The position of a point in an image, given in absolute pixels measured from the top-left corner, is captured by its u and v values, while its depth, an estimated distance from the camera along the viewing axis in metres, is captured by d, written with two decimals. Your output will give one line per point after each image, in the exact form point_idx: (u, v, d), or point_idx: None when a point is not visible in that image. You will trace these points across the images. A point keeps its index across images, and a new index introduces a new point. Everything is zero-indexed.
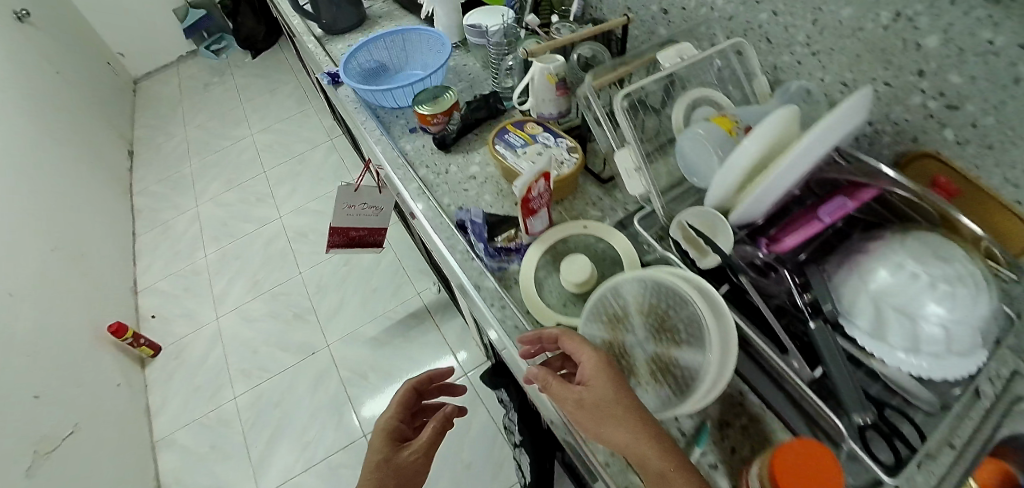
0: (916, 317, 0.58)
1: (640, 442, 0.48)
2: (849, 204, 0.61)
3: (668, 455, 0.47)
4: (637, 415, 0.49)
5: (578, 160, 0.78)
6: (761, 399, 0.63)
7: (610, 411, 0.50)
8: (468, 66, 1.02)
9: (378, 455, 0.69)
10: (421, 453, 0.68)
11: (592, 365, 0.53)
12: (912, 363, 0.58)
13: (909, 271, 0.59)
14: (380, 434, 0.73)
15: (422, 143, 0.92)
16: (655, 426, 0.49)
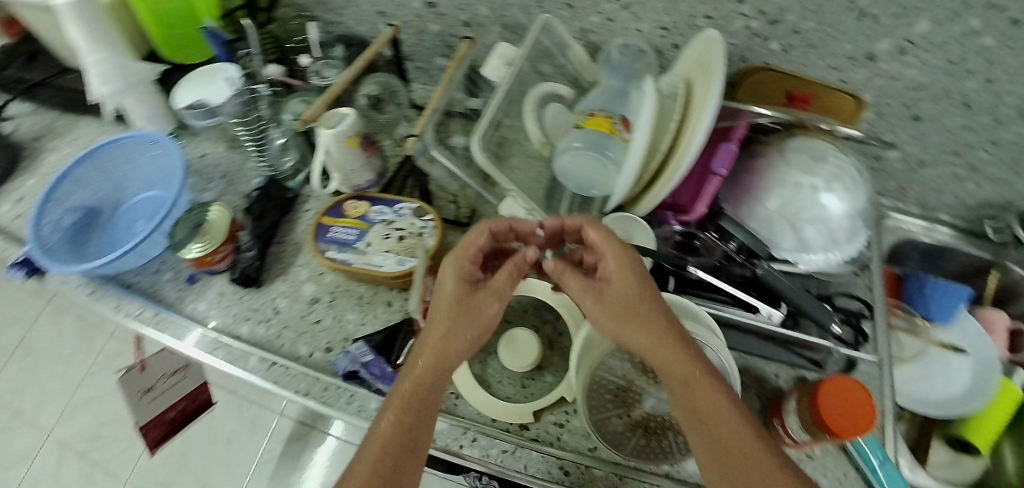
0: (826, 220, 0.61)
1: (664, 342, 0.44)
2: (733, 147, 0.60)
3: (696, 361, 0.43)
4: (664, 317, 0.45)
5: (435, 220, 0.63)
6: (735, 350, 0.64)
7: (623, 310, 0.46)
8: (210, 155, 0.75)
9: (440, 321, 0.47)
10: (484, 304, 0.48)
11: (614, 252, 0.49)
12: (833, 258, 0.63)
13: (806, 183, 0.61)
14: (447, 267, 0.51)
15: (215, 293, 0.66)
16: (683, 333, 0.45)
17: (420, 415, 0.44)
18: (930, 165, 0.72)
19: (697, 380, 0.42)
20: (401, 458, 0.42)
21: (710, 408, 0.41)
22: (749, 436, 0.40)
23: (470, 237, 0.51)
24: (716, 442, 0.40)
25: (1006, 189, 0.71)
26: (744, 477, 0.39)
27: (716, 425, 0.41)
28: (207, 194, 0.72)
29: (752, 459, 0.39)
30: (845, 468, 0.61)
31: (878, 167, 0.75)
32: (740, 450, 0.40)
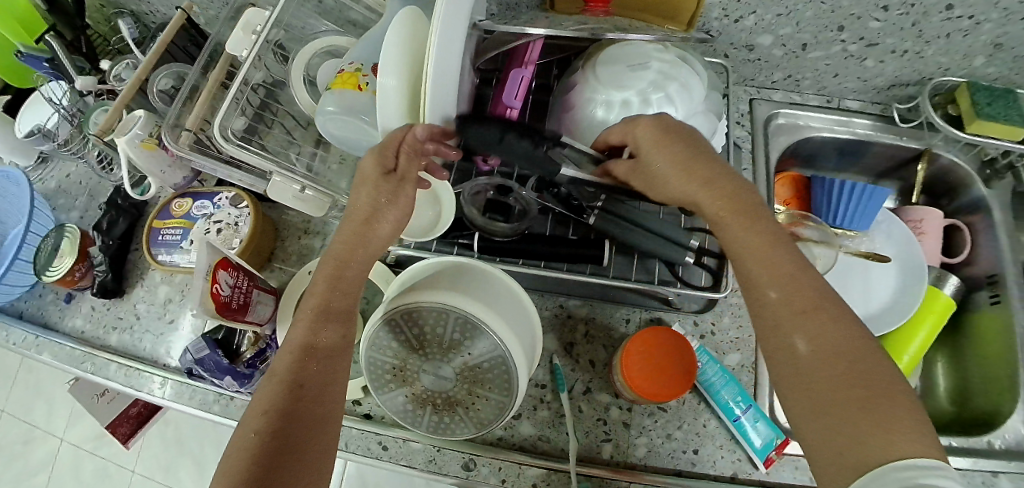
0: None
1: (695, 193, 0.45)
2: (526, 72, 0.52)
3: (722, 200, 0.44)
4: (692, 163, 0.44)
5: (252, 208, 0.63)
6: (579, 299, 0.58)
7: (667, 166, 0.45)
8: (73, 173, 0.75)
9: (344, 232, 0.49)
10: (400, 201, 0.50)
11: (647, 131, 0.46)
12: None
13: (619, 101, 0.51)
14: (370, 165, 0.48)
15: (88, 307, 0.69)
16: (712, 172, 0.45)
17: (332, 334, 0.46)
18: (814, 46, 0.60)
19: (737, 213, 0.44)
20: (316, 369, 0.44)
21: (750, 236, 0.43)
22: (779, 255, 0.43)
23: (396, 133, 0.47)
24: (755, 267, 0.43)
25: (914, 61, 0.60)
26: (783, 281, 0.42)
27: (754, 252, 0.43)
28: (74, 212, 0.73)
29: (785, 276, 0.42)
30: (705, 419, 0.54)
31: (760, 61, 0.64)
32: (771, 270, 0.42)
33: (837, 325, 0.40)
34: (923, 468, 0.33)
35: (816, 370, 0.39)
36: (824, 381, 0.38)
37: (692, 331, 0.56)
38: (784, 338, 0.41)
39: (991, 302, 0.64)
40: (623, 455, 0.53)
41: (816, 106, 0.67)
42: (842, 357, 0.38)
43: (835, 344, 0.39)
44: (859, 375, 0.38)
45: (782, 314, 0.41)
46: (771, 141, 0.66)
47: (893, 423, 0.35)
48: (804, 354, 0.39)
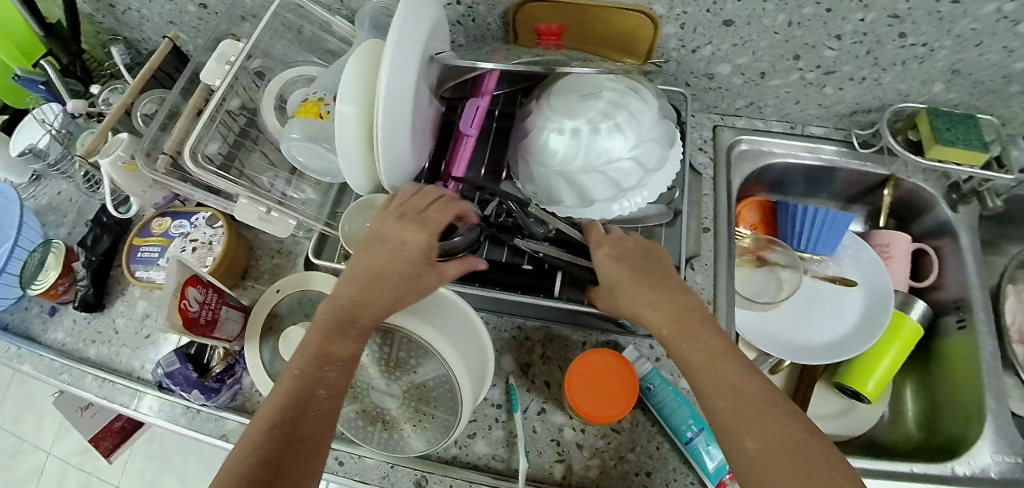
0: (601, 166, 0.51)
1: (646, 308, 0.46)
2: (482, 102, 0.53)
3: (672, 318, 0.45)
4: (648, 282, 0.47)
5: (224, 227, 0.64)
6: (536, 319, 0.57)
7: (618, 276, 0.48)
8: (64, 191, 0.78)
9: (352, 289, 0.48)
10: (417, 291, 0.48)
11: (606, 249, 0.49)
12: (640, 200, 0.54)
13: (569, 129, 0.51)
14: (411, 235, 0.49)
15: (70, 320, 0.71)
16: (665, 290, 0.47)
17: (347, 349, 0.45)
18: (772, 75, 0.60)
19: (677, 328, 0.44)
20: (316, 406, 0.43)
21: (696, 349, 0.43)
22: (727, 366, 0.42)
23: (436, 210, 0.50)
24: (699, 377, 0.42)
25: (873, 88, 0.60)
26: (725, 385, 0.41)
27: (699, 360, 0.42)
28: (62, 229, 0.76)
29: (734, 385, 0.41)
30: (659, 442, 0.53)
31: (721, 88, 0.63)
32: (712, 377, 0.41)
33: (784, 426, 0.39)
34: None
35: (770, 473, 0.37)
36: (774, 479, 0.37)
37: (648, 353, 0.56)
38: (734, 437, 0.39)
39: (959, 327, 0.63)
40: (575, 476, 0.52)
41: (780, 132, 0.67)
42: (791, 454, 0.37)
43: (783, 442, 0.38)
44: (811, 479, 0.36)
45: (729, 416, 0.40)
46: (734, 166, 0.66)
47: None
48: (754, 455, 0.38)
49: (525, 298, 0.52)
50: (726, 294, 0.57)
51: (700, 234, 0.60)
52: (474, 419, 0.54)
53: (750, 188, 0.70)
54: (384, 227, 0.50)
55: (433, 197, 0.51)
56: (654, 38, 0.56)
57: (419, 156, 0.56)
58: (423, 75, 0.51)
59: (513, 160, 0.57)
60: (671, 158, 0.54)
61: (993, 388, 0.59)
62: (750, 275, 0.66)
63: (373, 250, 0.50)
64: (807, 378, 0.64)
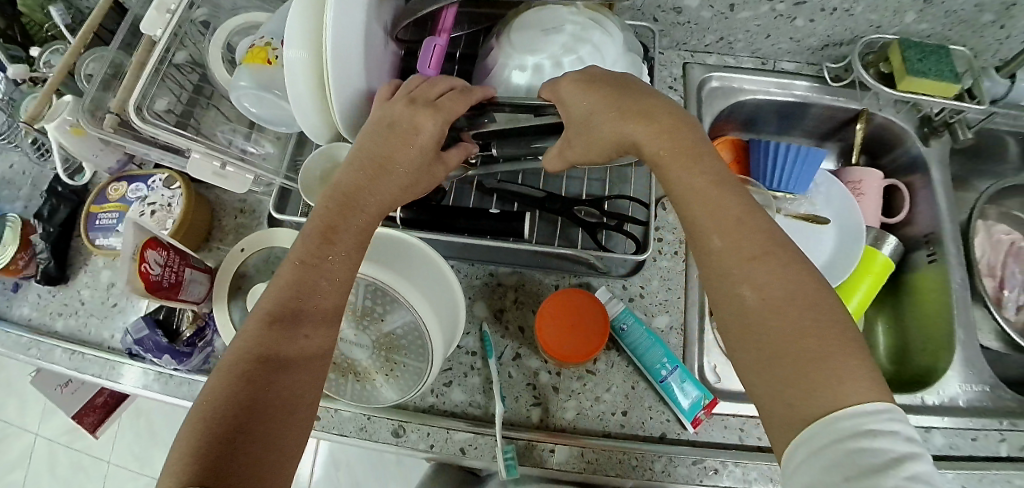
0: None
1: (629, 134, 0.41)
2: (439, 40, 0.51)
3: (660, 140, 0.40)
4: (632, 110, 0.41)
5: (183, 188, 0.62)
6: (508, 266, 0.57)
7: (600, 112, 0.42)
8: (16, 163, 0.75)
9: (356, 179, 0.44)
10: (424, 180, 0.47)
11: (577, 93, 0.43)
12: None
13: (531, 64, 0.50)
14: (422, 124, 0.44)
15: (34, 295, 0.69)
16: (654, 115, 0.41)
17: (321, 292, 0.40)
18: (742, 8, 0.58)
19: (674, 152, 0.40)
20: (311, 315, 0.39)
21: (692, 181, 0.39)
22: (724, 199, 0.38)
23: (454, 100, 0.46)
24: (699, 214, 0.38)
25: (844, 19, 0.58)
26: (727, 226, 0.37)
27: (696, 194, 0.38)
28: (18, 202, 0.73)
29: (731, 225, 0.37)
30: (634, 382, 0.53)
31: (690, 24, 0.61)
32: (715, 218, 0.37)
33: (781, 265, 0.35)
34: (869, 414, 0.30)
35: (762, 323, 0.34)
36: (775, 331, 0.34)
37: (620, 294, 0.55)
38: (731, 286, 0.36)
39: (929, 260, 0.63)
40: (552, 419, 0.52)
41: (751, 68, 0.65)
42: (794, 303, 0.34)
43: (784, 290, 0.34)
44: (810, 330, 0.33)
45: (729, 262, 0.36)
46: (704, 106, 0.64)
47: (845, 376, 0.32)
48: (748, 304, 0.35)
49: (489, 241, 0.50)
50: None
51: None
52: (449, 368, 0.54)
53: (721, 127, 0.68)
54: (392, 111, 0.45)
55: (446, 89, 0.47)
56: None
57: None
58: (371, 13, 0.49)
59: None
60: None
61: (962, 319, 0.59)
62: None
63: (376, 135, 0.45)
64: None
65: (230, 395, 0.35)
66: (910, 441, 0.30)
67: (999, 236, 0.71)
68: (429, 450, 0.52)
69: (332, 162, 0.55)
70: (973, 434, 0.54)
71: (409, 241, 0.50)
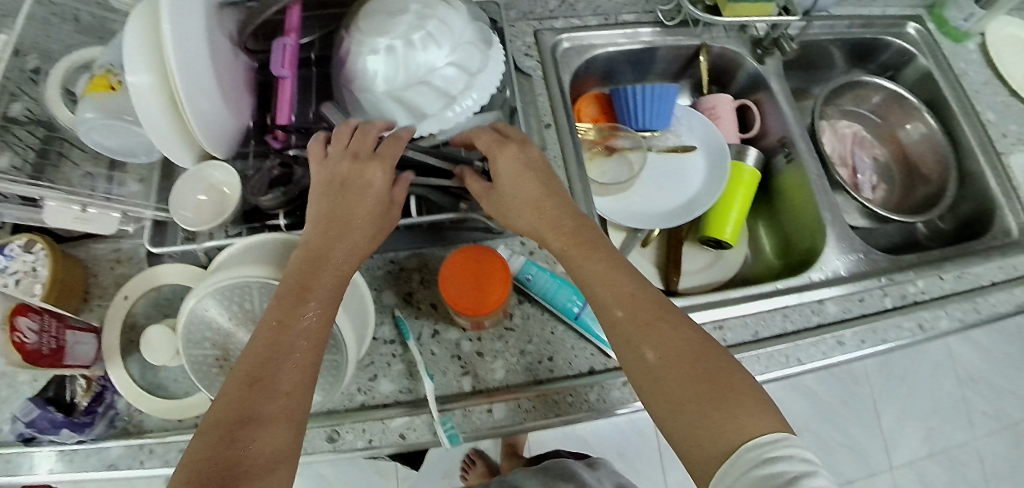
0: (425, 77, 0.51)
1: (528, 221, 0.48)
2: (288, 40, 0.50)
3: (563, 236, 0.47)
4: (543, 196, 0.48)
5: (46, 248, 0.57)
6: (407, 249, 0.57)
7: (517, 208, 0.48)
8: None
9: (322, 236, 0.44)
10: (385, 227, 0.47)
11: (507, 159, 0.48)
12: (472, 103, 0.53)
13: (384, 47, 0.50)
14: (370, 173, 0.46)
15: None
16: (556, 204, 0.48)
17: (308, 320, 0.40)
18: None
19: (573, 245, 0.46)
20: (288, 372, 0.38)
21: (593, 264, 0.45)
22: (618, 275, 0.44)
23: (392, 144, 0.47)
24: (598, 289, 0.44)
25: None
26: (625, 300, 0.43)
27: (595, 275, 0.45)
28: None
29: (634, 300, 0.43)
30: (552, 327, 0.55)
31: None
32: (613, 290, 0.44)
33: (680, 333, 0.41)
34: (769, 445, 0.35)
35: (668, 379, 0.39)
36: (678, 378, 0.39)
37: (520, 250, 0.57)
38: (635, 347, 0.42)
39: (788, 162, 0.70)
40: (483, 383, 0.53)
41: (597, 24, 0.70)
42: (687, 360, 0.40)
43: (679, 347, 0.41)
44: (709, 381, 0.39)
45: (628, 327, 0.42)
46: (561, 63, 0.68)
47: (742, 417, 0.36)
48: (653, 364, 0.40)
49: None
50: (578, 178, 0.60)
51: (543, 130, 0.62)
52: (371, 362, 0.54)
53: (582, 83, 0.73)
54: (340, 169, 0.46)
55: (377, 138, 0.48)
56: None
57: (234, 112, 0.51)
58: (211, 19, 0.47)
59: (339, 97, 0.55)
60: (492, 56, 0.55)
61: (826, 204, 0.66)
62: (602, 165, 0.69)
63: (333, 193, 0.46)
64: (674, 241, 0.70)
65: (197, 465, 0.34)
66: (805, 462, 0.34)
67: (843, 131, 0.80)
68: (369, 445, 0.51)
69: (202, 184, 0.52)
70: (860, 296, 0.61)
71: None
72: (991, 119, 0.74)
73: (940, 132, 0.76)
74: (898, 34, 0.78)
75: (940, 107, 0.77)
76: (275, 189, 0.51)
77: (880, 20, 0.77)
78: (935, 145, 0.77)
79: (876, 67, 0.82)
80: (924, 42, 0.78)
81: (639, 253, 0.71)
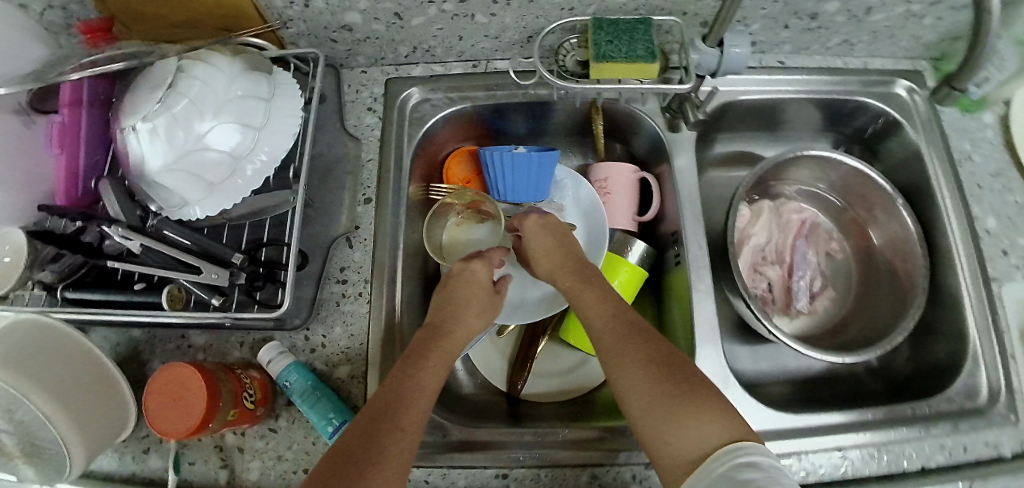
0: (178, 163, 0.46)
1: (592, 272, 0.55)
2: (58, 116, 0.48)
3: (570, 274, 0.54)
4: (579, 271, 0.54)
5: None
6: (198, 329, 0.54)
7: (541, 266, 0.57)
8: None
9: (439, 315, 0.53)
10: (494, 308, 0.56)
11: (532, 228, 0.58)
12: (242, 185, 0.49)
13: (132, 130, 0.45)
14: (479, 268, 0.56)
15: None
16: (576, 257, 0.56)
17: (428, 371, 0.46)
18: (409, 14, 0.53)
19: (574, 278, 0.54)
20: (412, 406, 0.43)
21: (590, 299, 0.52)
22: (606, 302, 0.51)
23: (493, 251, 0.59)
24: (592, 318, 0.51)
25: (527, 7, 0.53)
26: (613, 334, 0.49)
27: (589, 312, 0.51)
28: None
29: (621, 326, 0.49)
30: (315, 436, 0.51)
31: (374, 40, 0.57)
32: (600, 316, 0.50)
33: (658, 348, 0.47)
34: (741, 451, 0.39)
35: (646, 395, 0.44)
36: (654, 394, 0.44)
37: (301, 346, 0.53)
38: (617, 366, 0.47)
39: (676, 261, 0.58)
40: (236, 482, 0.50)
41: (460, 73, 0.61)
42: (666, 380, 0.44)
43: (653, 367, 0.45)
44: (676, 387, 0.44)
45: (611, 352, 0.48)
46: (409, 122, 0.61)
47: (710, 421, 0.41)
48: (633, 384, 0.45)
49: (130, 316, 0.48)
50: (386, 265, 0.55)
51: (359, 205, 0.57)
52: (146, 434, 0.53)
53: (439, 138, 0.64)
54: (450, 271, 0.57)
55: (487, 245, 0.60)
56: (256, 9, 0.51)
57: (7, 186, 0.47)
58: None
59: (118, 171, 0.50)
60: (265, 136, 0.49)
61: (699, 323, 0.54)
62: (471, 232, 0.64)
63: (451, 286, 0.55)
64: (528, 338, 0.62)
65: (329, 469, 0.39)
66: (770, 468, 0.38)
67: (786, 217, 0.64)
68: None
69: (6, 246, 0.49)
70: None
71: (88, 349, 0.47)
72: (989, 228, 0.54)
73: (915, 235, 0.56)
74: (883, 96, 0.58)
75: (924, 199, 0.57)
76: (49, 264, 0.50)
77: (857, 75, 0.58)
78: (903, 251, 0.58)
79: (852, 133, 0.63)
80: (915, 111, 0.57)
81: (491, 341, 0.64)
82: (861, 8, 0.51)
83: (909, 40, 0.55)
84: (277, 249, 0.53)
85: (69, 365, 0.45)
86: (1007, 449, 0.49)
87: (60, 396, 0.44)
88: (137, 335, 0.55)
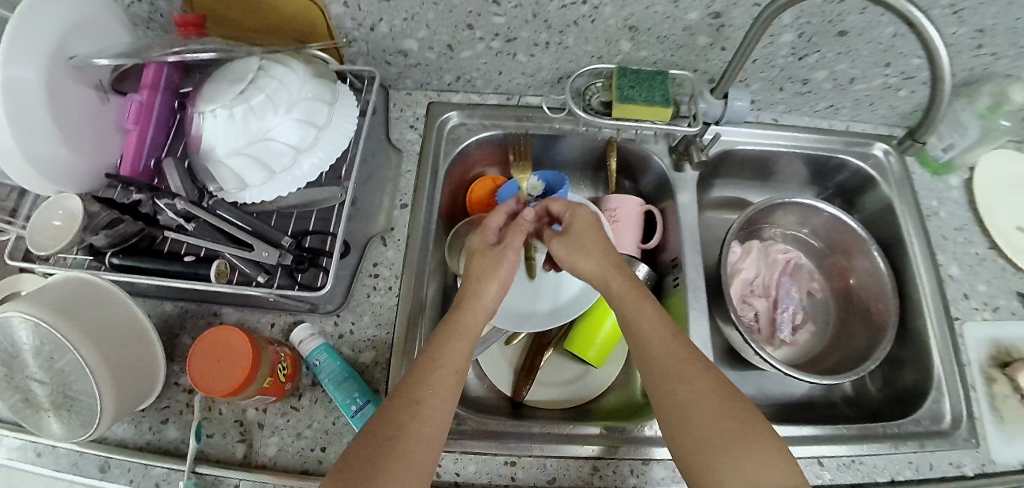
0: (246, 150, 0.51)
1: (632, 277, 0.53)
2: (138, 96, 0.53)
3: (623, 278, 0.52)
4: (611, 256, 0.54)
5: None
6: (233, 307, 0.57)
7: (586, 260, 0.55)
8: None
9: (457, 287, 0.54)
10: (502, 259, 0.55)
11: (581, 218, 0.58)
12: (299, 176, 0.55)
13: (213, 114, 0.49)
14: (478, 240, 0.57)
15: None
16: (619, 259, 0.54)
17: (456, 341, 0.48)
18: (460, 47, 0.62)
19: (622, 284, 0.52)
20: (441, 376, 0.45)
21: (639, 310, 0.50)
22: (660, 320, 0.49)
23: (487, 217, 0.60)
24: (643, 330, 0.49)
25: (563, 51, 0.61)
26: (666, 355, 0.47)
27: (640, 325, 0.49)
28: None
29: (676, 346, 0.48)
30: (335, 417, 0.53)
31: (425, 67, 0.65)
32: (655, 333, 0.49)
33: (717, 383, 0.45)
34: None
35: (704, 426, 0.43)
36: (709, 426, 0.43)
37: (330, 332, 0.57)
38: (670, 389, 0.46)
39: (674, 286, 0.64)
40: (252, 457, 0.52)
41: (494, 104, 0.69)
42: (724, 413, 0.43)
43: (712, 398, 0.44)
44: (734, 422, 0.43)
45: (667, 370, 0.46)
46: (445, 140, 0.68)
47: (771, 463, 0.41)
48: (686, 404, 0.44)
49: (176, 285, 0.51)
50: (416, 263, 0.60)
51: (396, 209, 0.63)
52: (167, 405, 0.54)
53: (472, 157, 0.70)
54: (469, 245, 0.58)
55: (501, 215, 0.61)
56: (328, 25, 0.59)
57: (76, 152, 0.51)
58: (64, 77, 0.48)
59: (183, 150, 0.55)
60: (325, 136, 0.55)
61: (696, 339, 0.60)
62: None
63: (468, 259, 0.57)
64: (535, 348, 0.66)
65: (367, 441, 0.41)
66: None
67: (774, 256, 0.72)
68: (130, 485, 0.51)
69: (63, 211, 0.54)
70: None
71: (129, 309, 0.49)
72: (951, 273, 0.63)
73: (886, 279, 0.64)
74: (861, 155, 0.68)
75: (896, 246, 0.66)
76: (104, 230, 0.53)
77: (841, 136, 0.68)
78: (873, 293, 0.66)
79: (834, 186, 0.73)
80: (890, 171, 0.67)
81: (499, 350, 0.68)
82: (846, 77, 0.61)
83: (887, 109, 0.66)
84: (319, 239, 0.57)
85: (111, 320, 0.47)
86: (968, 469, 0.54)
87: (101, 347, 0.45)
88: (169, 310, 0.58)
